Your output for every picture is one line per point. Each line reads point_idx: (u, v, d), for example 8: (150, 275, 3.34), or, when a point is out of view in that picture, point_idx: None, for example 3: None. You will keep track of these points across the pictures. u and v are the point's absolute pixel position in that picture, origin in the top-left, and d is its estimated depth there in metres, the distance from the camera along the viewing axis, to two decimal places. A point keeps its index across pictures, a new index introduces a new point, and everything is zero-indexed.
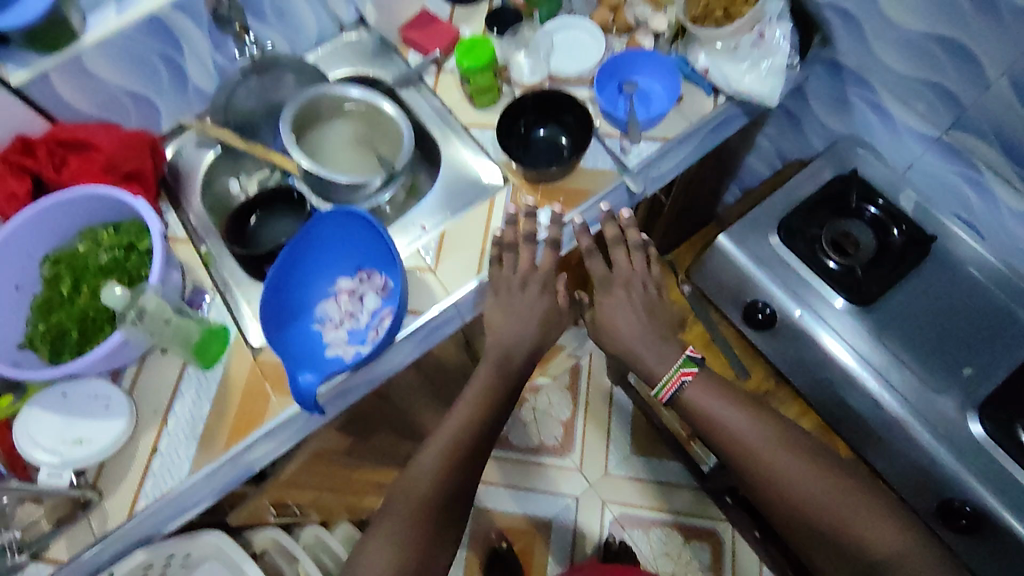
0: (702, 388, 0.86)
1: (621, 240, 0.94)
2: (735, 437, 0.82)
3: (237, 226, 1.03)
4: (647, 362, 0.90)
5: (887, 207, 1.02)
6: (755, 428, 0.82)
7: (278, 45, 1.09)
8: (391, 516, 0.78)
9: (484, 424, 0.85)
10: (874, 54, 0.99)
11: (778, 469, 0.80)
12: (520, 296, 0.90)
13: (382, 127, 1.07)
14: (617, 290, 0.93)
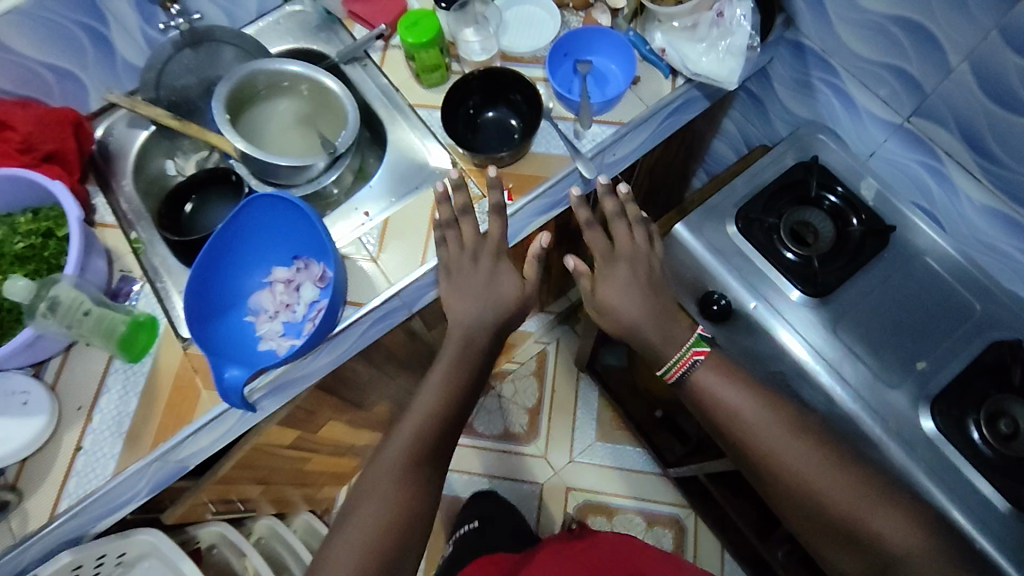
0: (703, 373, 0.87)
1: (621, 215, 0.92)
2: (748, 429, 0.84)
3: (171, 212, 0.98)
4: (649, 337, 0.89)
5: (846, 196, 1.00)
6: (769, 421, 0.84)
7: (214, 16, 1.03)
8: (364, 504, 0.78)
9: (448, 407, 0.84)
10: (837, 36, 0.96)
11: (791, 464, 0.82)
12: (475, 278, 0.87)
13: (326, 103, 1.02)
14: (620, 266, 0.90)
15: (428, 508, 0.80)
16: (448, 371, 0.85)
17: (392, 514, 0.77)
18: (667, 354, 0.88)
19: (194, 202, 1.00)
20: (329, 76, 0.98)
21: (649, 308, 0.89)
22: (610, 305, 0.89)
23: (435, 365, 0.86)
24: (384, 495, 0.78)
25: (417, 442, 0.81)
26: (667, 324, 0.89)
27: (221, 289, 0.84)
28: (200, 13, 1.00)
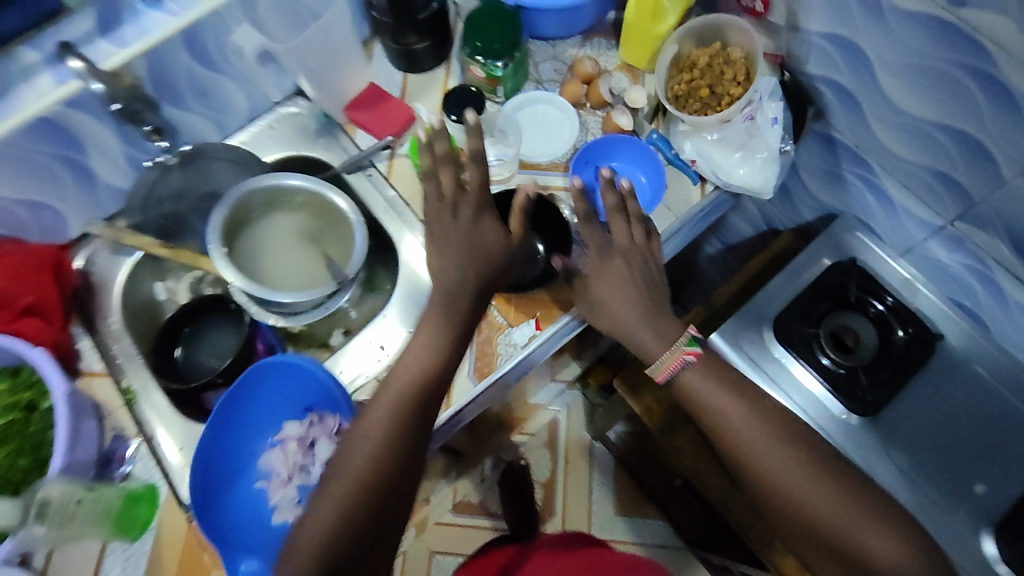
0: (694, 379, 0.78)
1: (621, 209, 0.82)
2: (729, 436, 0.76)
3: (165, 353, 0.90)
4: (643, 338, 0.80)
5: (896, 306, 0.95)
6: (754, 423, 0.75)
7: (202, 129, 0.94)
8: (322, 493, 0.68)
9: (423, 397, 0.74)
10: (873, 134, 0.90)
11: (772, 472, 0.73)
12: (458, 294, 0.76)
13: (326, 220, 0.95)
14: (616, 261, 0.81)
15: (392, 524, 0.70)
16: (427, 360, 0.75)
17: (343, 515, 0.67)
18: (659, 352, 0.79)
19: (183, 350, 0.91)
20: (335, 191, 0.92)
21: (643, 305, 0.80)
22: (603, 301, 0.81)
23: (410, 352, 0.76)
24: (340, 514, 0.66)
25: (390, 439, 0.70)
26: (662, 315, 0.80)
27: (230, 449, 0.78)
28: (187, 128, 0.92)
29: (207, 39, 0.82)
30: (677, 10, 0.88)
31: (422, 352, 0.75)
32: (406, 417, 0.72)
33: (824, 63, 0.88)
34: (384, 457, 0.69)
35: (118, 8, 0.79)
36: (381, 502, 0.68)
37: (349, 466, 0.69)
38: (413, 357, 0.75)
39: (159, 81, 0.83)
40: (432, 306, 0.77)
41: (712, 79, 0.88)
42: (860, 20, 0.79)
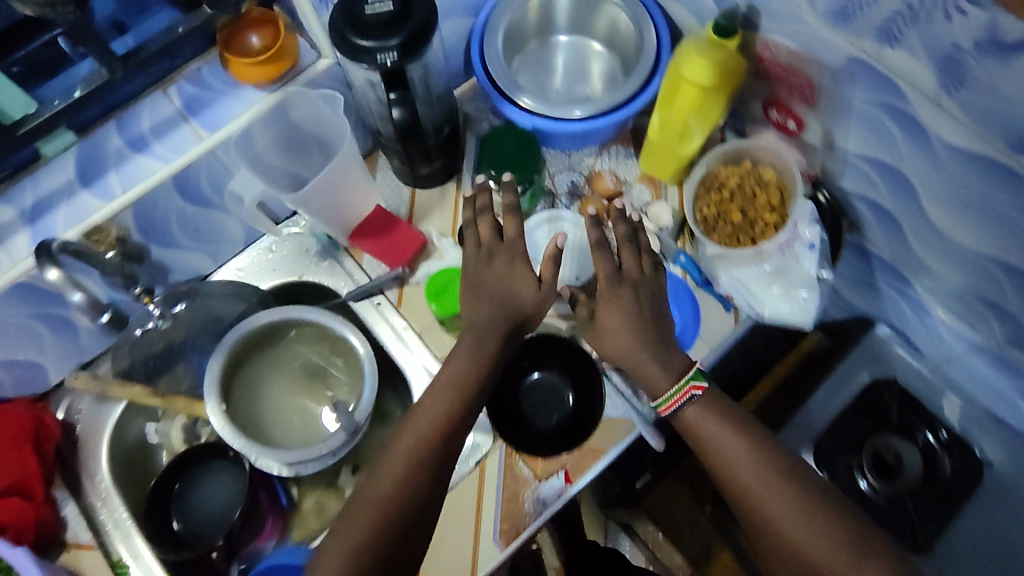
0: (699, 417, 0.66)
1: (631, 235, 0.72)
2: (723, 459, 0.65)
3: (157, 517, 0.81)
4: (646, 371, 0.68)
5: (952, 439, 0.89)
6: (746, 452, 0.64)
7: (196, 261, 0.87)
8: (343, 521, 0.62)
9: (434, 455, 0.64)
10: (914, 253, 0.85)
11: (766, 501, 0.62)
12: (474, 365, 0.67)
13: (340, 359, 0.87)
14: (625, 289, 0.69)
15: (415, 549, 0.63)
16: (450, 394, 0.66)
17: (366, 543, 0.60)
18: (662, 386, 0.67)
19: (183, 523, 0.81)
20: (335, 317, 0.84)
21: (654, 339, 0.68)
22: (611, 339, 0.69)
23: (429, 403, 0.66)
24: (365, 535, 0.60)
25: (398, 487, 0.62)
26: (666, 351, 0.68)
27: None
28: (180, 263, 0.85)
29: (200, 179, 0.76)
30: (704, 129, 0.82)
31: (443, 404, 0.66)
32: (435, 432, 0.64)
33: (859, 181, 0.83)
34: (398, 498, 0.61)
35: (102, 156, 0.72)
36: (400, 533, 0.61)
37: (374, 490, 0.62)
38: (428, 405, 0.66)
39: (149, 227, 0.76)
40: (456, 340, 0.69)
41: (744, 202, 0.83)
42: (905, 151, 0.74)
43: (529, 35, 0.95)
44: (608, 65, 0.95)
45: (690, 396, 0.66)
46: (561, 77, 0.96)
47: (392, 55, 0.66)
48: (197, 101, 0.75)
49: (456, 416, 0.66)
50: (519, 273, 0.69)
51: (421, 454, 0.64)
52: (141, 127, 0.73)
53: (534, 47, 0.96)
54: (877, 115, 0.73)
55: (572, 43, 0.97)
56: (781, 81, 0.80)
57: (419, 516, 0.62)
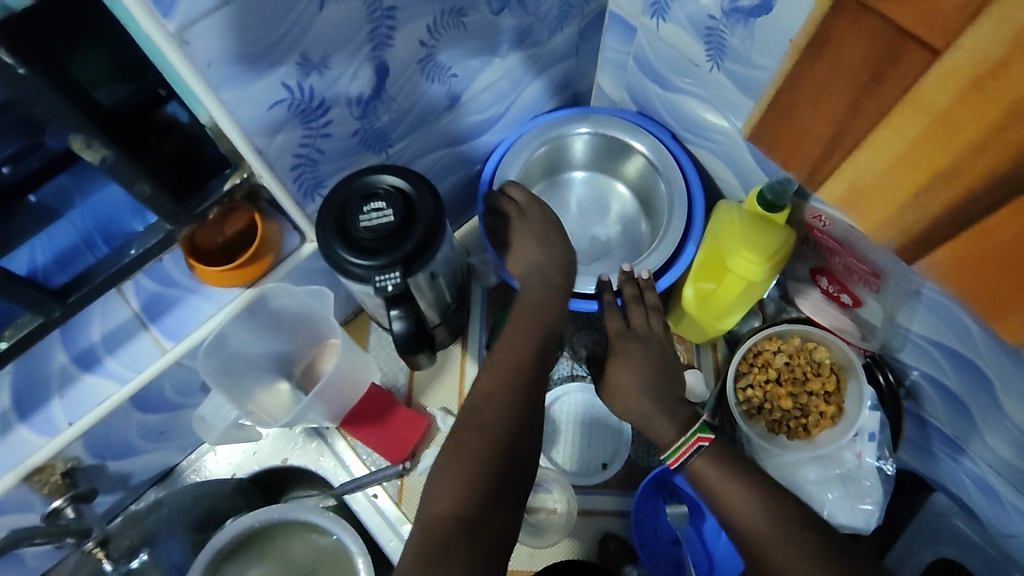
0: (706, 471, 0.58)
1: (639, 300, 0.72)
2: (729, 516, 0.55)
3: None
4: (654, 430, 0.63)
5: None
6: (752, 501, 0.54)
7: (163, 457, 0.76)
8: (449, 444, 0.53)
9: (515, 418, 0.54)
10: (978, 434, 0.74)
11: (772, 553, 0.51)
12: (527, 344, 0.61)
13: (331, 564, 0.75)
14: (634, 345, 0.68)
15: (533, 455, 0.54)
16: (530, 341, 0.61)
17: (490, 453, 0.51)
18: (666, 440, 0.61)
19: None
20: (324, 516, 0.74)
21: (663, 403, 0.63)
22: (624, 399, 0.65)
23: (488, 378, 0.57)
24: (488, 444, 0.52)
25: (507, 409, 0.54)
26: (674, 403, 0.63)
27: None
28: (140, 466, 0.73)
29: (163, 392, 0.65)
30: (744, 307, 0.72)
31: (508, 377, 0.57)
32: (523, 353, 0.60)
33: (923, 360, 0.73)
34: (502, 414, 0.54)
35: (40, 378, 0.59)
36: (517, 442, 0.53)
37: (483, 412, 0.54)
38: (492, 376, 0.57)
39: (103, 450, 0.65)
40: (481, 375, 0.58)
41: (794, 387, 0.74)
42: (982, 346, 0.63)
43: (539, 179, 0.84)
44: (629, 210, 0.84)
45: (697, 448, 0.58)
46: (576, 225, 0.84)
47: (394, 277, 0.55)
48: (158, 302, 0.63)
49: (523, 401, 0.55)
50: (547, 220, 0.72)
51: (499, 416, 0.54)
52: (89, 338, 0.61)
53: (543, 188, 0.85)
54: (951, 309, 0.62)
55: (587, 184, 0.86)
56: (839, 256, 0.70)
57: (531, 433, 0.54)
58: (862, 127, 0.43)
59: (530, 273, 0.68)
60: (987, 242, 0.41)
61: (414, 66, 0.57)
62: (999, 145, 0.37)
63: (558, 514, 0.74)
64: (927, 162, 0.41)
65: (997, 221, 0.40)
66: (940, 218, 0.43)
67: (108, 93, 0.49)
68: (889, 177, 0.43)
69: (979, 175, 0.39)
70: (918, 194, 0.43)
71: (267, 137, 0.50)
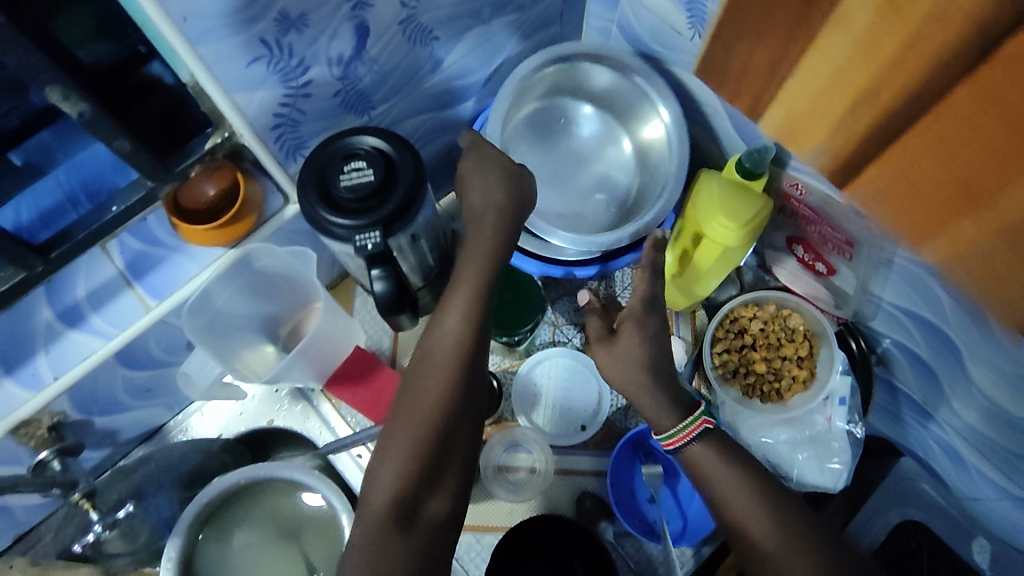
0: (700, 455, 0.57)
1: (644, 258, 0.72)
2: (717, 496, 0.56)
3: None
4: None
5: None
6: (741, 489, 0.55)
7: (151, 414, 0.77)
8: (389, 430, 0.56)
9: (451, 406, 0.56)
10: (946, 401, 0.76)
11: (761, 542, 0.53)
12: (467, 306, 0.60)
13: (317, 520, 0.77)
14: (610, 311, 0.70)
15: (466, 434, 0.57)
16: (472, 304, 0.60)
17: (421, 445, 0.54)
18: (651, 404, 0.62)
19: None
20: (310, 474, 0.75)
21: None
22: None
23: (428, 370, 0.57)
24: (421, 435, 0.54)
25: (440, 392, 0.56)
26: None
27: None
28: (131, 422, 0.75)
29: (148, 350, 0.66)
30: (722, 274, 0.73)
31: (444, 371, 0.57)
32: (468, 320, 0.59)
33: (894, 327, 0.75)
34: (439, 402, 0.56)
35: (26, 334, 0.61)
36: (447, 430, 0.55)
37: (419, 397, 0.56)
38: (433, 357, 0.58)
39: (88, 405, 0.66)
40: (426, 347, 0.59)
41: (769, 354, 0.76)
42: (953, 316, 0.65)
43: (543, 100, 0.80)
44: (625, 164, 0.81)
45: (701, 430, 0.58)
46: (562, 169, 0.81)
47: (374, 237, 0.56)
48: (142, 261, 0.64)
49: (460, 380, 0.57)
50: (510, 172, 0.67)
51: (437, 402, 0.56)
52: (74, 295, 0.62)
53: (542, 122, 0.81)
54: (922, 277, 0.65)
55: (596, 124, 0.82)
56: (815, 225, 0.72)
57: (467, 413, 0.57)
58: (799, 43, 0.38)
59: (483, 231, 0.64)
60: (912, 159, 0.36)
61: (396, 28, 0.57)
62: (919, 44, 0.31)
63: (535, 473, 0.76)
64: (843, 82, 0.36)
65: (951, 138, 0.33)
66: (864, 131, 0.38)
67: (88, 52, 0.51)
68: (820, 95, 0.39)
69: (892, 95, 0.34)
70: (841, 111, 0.38)
71: (247, 94, 0.51)
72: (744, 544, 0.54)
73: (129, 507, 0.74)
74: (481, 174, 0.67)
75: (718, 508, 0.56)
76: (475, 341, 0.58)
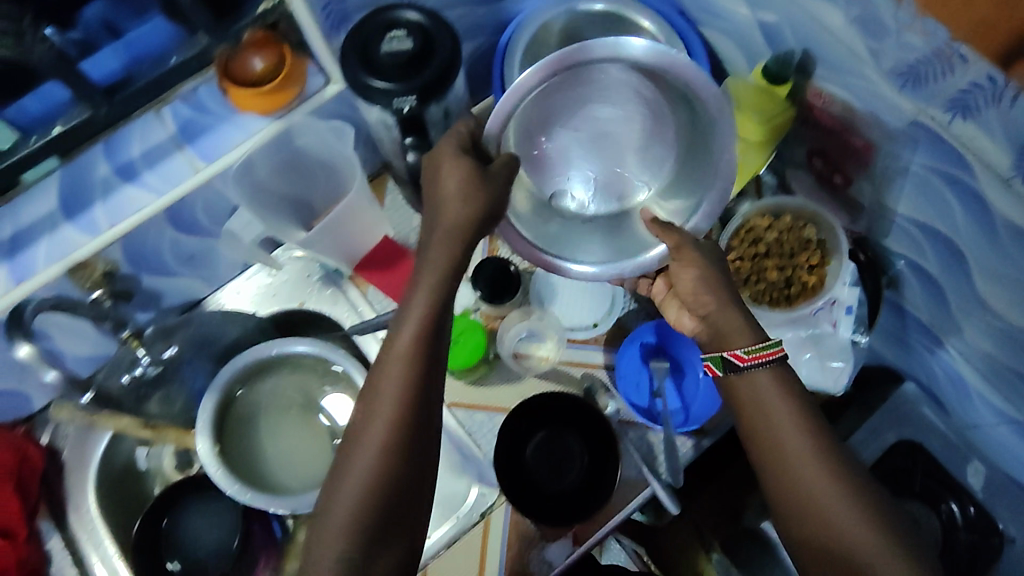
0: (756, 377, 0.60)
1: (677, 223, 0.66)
2: (764, 415, 0.59)
3: (145, 547, 0.77)
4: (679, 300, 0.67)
5: (978, 513, 0.84)
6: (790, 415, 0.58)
7: (191, 284, 0.82)
8: (324, 517, 0.54)
9: (387, 494, 0.53)
10: (953, 318, 0.78)
11: (795, 456, 0.57)
12: (407, 376, 0.55)
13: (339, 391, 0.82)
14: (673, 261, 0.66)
15: (404, 513, 0.54)
16: (408, 378, 0.55)
17: (353, 538, 0.52)
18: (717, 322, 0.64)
19: (180, 565, 0.76)
20: (337, 351, 0.79)
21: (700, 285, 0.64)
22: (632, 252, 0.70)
23: (368, 426, 0.55)
24: (353, 528, 0.52)
25: (373, 478, 0.53)
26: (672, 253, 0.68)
27: None
28: (174, 287, 0.80)
29: (195, 212, 0.70)
30: (741, 179, 0.76)
31: (374, 447, 0.54)
32: (406, 393, 0.55)
33: (907, 244, 0.77)
34: (372, 489, 0.53)
35: (87, 184, 0.66)
36: (383, 518, 0.53)
37: (353, 482, 0.54)
38: (370, 437, 0.55)
39: (138, 260, 0.71)
40: (366, 419, 0.55)
41: (781, 261, 0.78)
42: (963, 224, 0.68)
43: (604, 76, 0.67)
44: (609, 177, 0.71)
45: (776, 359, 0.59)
46: (551, 162, 0.70)
47: (410, 102, 0.60)
48: (192, 126, 0.68)
49: (398, 463, 0.54)
50: (477, 197, 0.58)
51: (371, 492, 0.53)
52: (129, 152, 0.67)
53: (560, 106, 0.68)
54: (935, 184, 0.67)
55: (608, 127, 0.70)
56: (835, 135, 0.74)
57: (406, 493, 0.54)
58: None
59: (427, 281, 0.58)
60: None
61: None
62: None
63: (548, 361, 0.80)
64: None
65: None
66: None
67: None
68: None
69: None
70: None
71: None
72: (772, 461, 0.58)
73: (175, 348, 0.78)
74: (444, 169, 0.59)
75: (748, 436, 0.60)
76: (417, 395, 0.55)
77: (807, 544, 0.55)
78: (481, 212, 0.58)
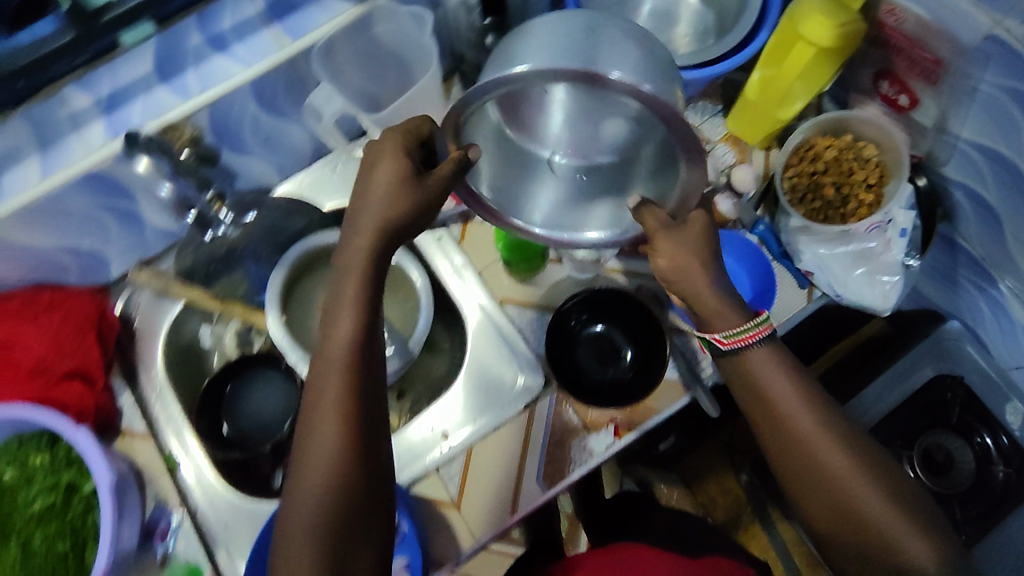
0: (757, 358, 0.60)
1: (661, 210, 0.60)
2: (769, 402, 0.60)
3: (210, 404, 0.86)
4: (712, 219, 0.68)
5: (1013, 444, 0.85)
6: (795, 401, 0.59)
7: (262, 169, 0.86)
8: (283, 536, 0.52)
9: (347, 498, 0.52)
10: (1008, 249, 0.78)
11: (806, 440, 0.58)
12: (350, 377, 0.53)
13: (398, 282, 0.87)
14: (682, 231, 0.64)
15: (366, 510, 0.53)
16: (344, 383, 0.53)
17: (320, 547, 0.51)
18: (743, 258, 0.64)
19: (234, 428, 0.86)
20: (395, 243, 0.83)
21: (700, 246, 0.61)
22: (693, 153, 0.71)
23: (311, 443, 0.53)
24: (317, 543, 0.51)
25: (329, 485, 0.52)
26: None
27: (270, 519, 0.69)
28: (246, 169, 0.84)
29: (277, 88, 0.73)
30: (806, 95, 0.77)
31: (324, 458, 0.52)
32: (347, 398, 0.53)
33: (967, 171, 0.77)
34: (328, 499, 0.51)
35: (181, 52, 0.70)
36: (346, 520, 0.52)
37: (307, 495, 0.52)
38: (320, 451, 0.52)
39: (221, 131, 0.75)
40: (313, 429, 0.53)
41: (838, 178, 0.80)
42: None
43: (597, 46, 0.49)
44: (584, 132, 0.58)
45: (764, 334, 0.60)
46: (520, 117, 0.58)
47: None
48: (281, 4, 0.72)
49: (356, 464, 0.52)
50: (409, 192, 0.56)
51: (329, 499, 0.51)
52: (221, 25, 0.71)
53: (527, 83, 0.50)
54: (1005, 102, 0.68)
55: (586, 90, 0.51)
56: (904, 54, 0.74)
57: (366, 489, 0.53)
58: None
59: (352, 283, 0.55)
60: None
61: None
62: None
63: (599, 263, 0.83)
64: None
65: None
66: None
67: None
68: None
69: None
70: None
71: None
72: (785, 444, 0.59)
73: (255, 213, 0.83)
74: (383, 164, 0.57)
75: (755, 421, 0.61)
76: (358, 399, 0.53)
77: (824, 519, 0.58)
78: (401, 221, 0.56)
